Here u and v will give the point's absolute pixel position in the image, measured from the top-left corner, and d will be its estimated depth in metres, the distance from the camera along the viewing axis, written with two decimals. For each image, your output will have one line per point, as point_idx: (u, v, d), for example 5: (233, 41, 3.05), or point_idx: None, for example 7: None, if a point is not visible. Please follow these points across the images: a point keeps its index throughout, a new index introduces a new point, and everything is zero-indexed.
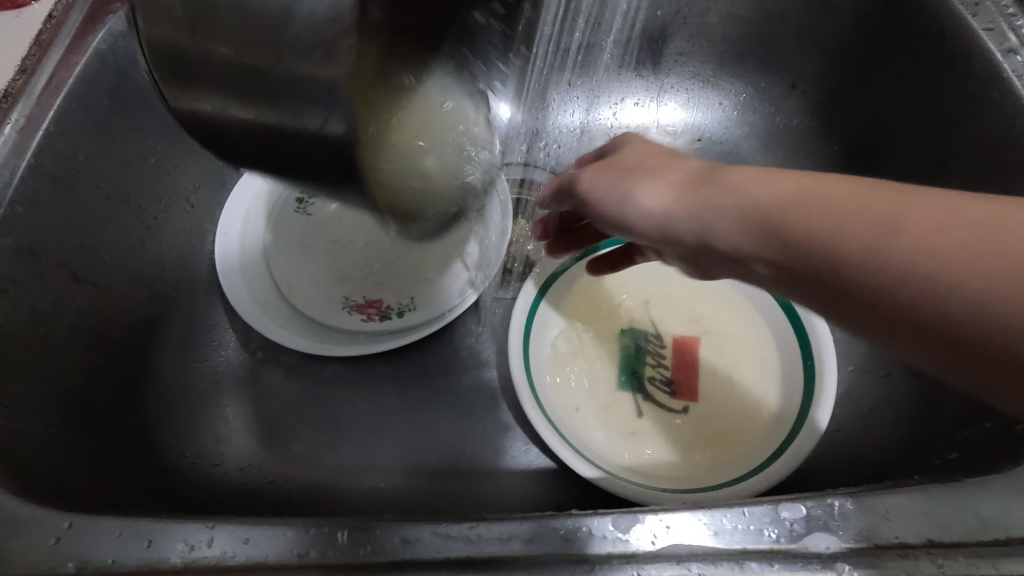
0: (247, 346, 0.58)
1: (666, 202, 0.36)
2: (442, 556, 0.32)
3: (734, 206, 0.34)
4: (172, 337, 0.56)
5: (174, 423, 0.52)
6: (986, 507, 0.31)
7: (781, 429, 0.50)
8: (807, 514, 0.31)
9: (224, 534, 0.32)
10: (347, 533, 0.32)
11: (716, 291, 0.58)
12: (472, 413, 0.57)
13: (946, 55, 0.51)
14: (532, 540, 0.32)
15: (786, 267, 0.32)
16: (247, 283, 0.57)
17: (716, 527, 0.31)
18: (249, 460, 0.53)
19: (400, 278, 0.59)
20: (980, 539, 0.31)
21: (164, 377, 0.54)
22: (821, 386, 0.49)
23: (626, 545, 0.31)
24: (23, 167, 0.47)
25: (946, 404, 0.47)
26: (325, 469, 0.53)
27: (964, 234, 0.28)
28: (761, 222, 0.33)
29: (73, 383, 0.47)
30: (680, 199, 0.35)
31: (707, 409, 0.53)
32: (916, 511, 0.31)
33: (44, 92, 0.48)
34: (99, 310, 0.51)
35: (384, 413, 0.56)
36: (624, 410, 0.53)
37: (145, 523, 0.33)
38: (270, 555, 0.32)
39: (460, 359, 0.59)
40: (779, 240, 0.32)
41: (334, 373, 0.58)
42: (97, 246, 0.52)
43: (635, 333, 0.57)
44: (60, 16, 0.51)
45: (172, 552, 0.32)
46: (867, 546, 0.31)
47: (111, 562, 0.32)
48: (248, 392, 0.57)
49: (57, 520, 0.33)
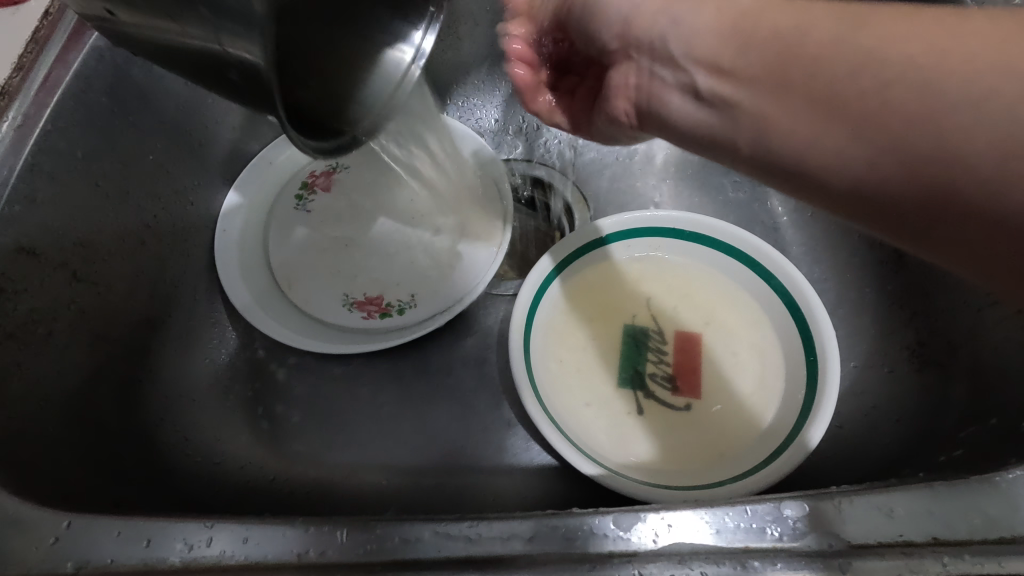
0: (247, 345, 0.58)
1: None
2: (442, 555, 0.32)
3: (866, 63, 0.30)
4: (172, 335, 0.56)
5: (174, 421, 0.52)
6: (991, 505, 0.31)
7: (785, 426, 0.49)
8: (810, 512, 0.31)
9: (223, 534, 0.32)
10: (346, 532, 0.32)
11: (717, 285, 0.58)
12: (473, 411, 0.56)
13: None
14: (532, 539, 0.32)
15: (731, 70, 0.34)
16: (247, 281, 0.57)
17: (718, 525, 0.31)
18: (249, 459, 0.53)
19: (400, 274, 0.58)
20: (986, 538, 0.30)
21: (164, 375, 0.54)
22: (824, 380, 0.48)
23: (627, 543, 0.31)
24: (22, 167, 0.46)
25: (951, 401, 0.46)
26: (326, 467, 0.53)
27: (954, 99, 0.28)
28: (733, 24, 0.34)
29: (73, 382, 0.47)
30: (712, 30, 0.35)
31: (710, 406, 0.53)
32: (920, 509, 0.31)
33: (41, 90, 0.48)
34: (98, 309, 0.50)
35: (385, 411, 0.56)
36: (626, 408, 0.53)
37: (143, 522, 0.33)
38: (270, 555, 0.32)
39: (461, 356, 0.59)
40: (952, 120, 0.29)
41: (335, 371, 0.58)
42: (95, 245, 0.51)
43: (637, 330, 0.57)
44: (57, 14, 0.51)
45: (171, 552, 0.32)
46: (871, 544, 0.30)
47: (109, 561, 0.32)
48: (249, 390, 0.56)
49: (56, 520, 0.33)
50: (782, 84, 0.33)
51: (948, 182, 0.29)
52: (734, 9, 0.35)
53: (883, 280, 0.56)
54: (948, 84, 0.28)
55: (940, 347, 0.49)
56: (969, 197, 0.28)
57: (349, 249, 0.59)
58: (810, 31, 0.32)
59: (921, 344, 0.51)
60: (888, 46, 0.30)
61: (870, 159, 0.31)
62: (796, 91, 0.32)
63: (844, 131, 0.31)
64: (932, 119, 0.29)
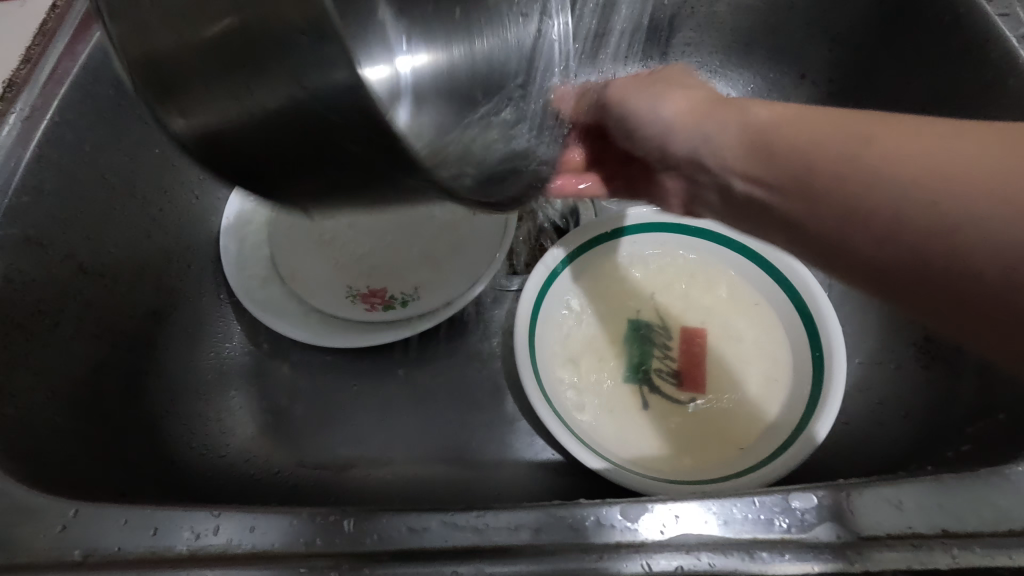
0: (252, 337, 0.58)
1: (676, 112, 0.40)
2: (448, 545, 0.32)
3: (852, 156, 0.33)
4: (178, 328, 0.56)
5: (179, 414, 0.52)
6: (1000, 498, 0.31)
7: (789, 421, 0.49)
8: (818, 504, 0.31)
9: (230, 522, 0.32)
10: (353, 522, 0.32)
11: (722, 280, 0.58)
12: (478, 405, 0.56)
13: (958, 42, 0.51)
14: (539, 530, 0.32)
15: (759, 177, 0.37)
16: (252, 274, 0.57)
17: (725, 516, 0.31)
18: (253, 451, 0.53)
19: (406, 268, 0.59)
20: (996, 530, 0.30)
21: (169, 368, 0.54)
22: (830, 376, 0.48)
23: (634, 534, 0.31)
24: (30, 157, 0.47)
25: (959, 395, 0.46)
26: (330, 460, 0.53)
27: (953, 183, 0.30)
28: (750, 136, 0.37)
29: (79, 372, 0.47)
30: (690, 111, 0.40)
31: (714, 401, 0.53)
32: (928, 501, 0.31)
33: (49, 82, 0.48)
34: (103, 300, 0.50)
35: (389, 404, 0.56)
36: (630, 402, 0.53)
37: (149, 511, 0.33)
38: (276, 543, 0.32)
39: (465, 350, 0.59)
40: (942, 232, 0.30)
41: (339, 364, 0.58)
42: (102, 236, 0.52)
43: (642, 325, 0.57)
44: (65, 7, 0.51)
45: (178, 540, 0.32)
46: (879, 536, 0.30)
47: (117, 549, 0.32)
48: (254, 383, 0.56)
49: (63, 508, 0.33)
50: (802, 192, 0.35)
51: (956, 276, 0.30)
52: (751, 124, 0.37)
53: None
54: (915, 191, 0.30)
55: (947, 343, 0.49)
56: (971, 258, 0.29)
57: (356, 243, 0.60)
58: (811, 144, 0.34)
59: (927, 339, 0.51)
60: (855, 143, 0.33)
61: (870, 248, 0.33)
62: (818, 193, 0.34)
63: (863, 247, 0.33)
64: (903, 226, 0.31)
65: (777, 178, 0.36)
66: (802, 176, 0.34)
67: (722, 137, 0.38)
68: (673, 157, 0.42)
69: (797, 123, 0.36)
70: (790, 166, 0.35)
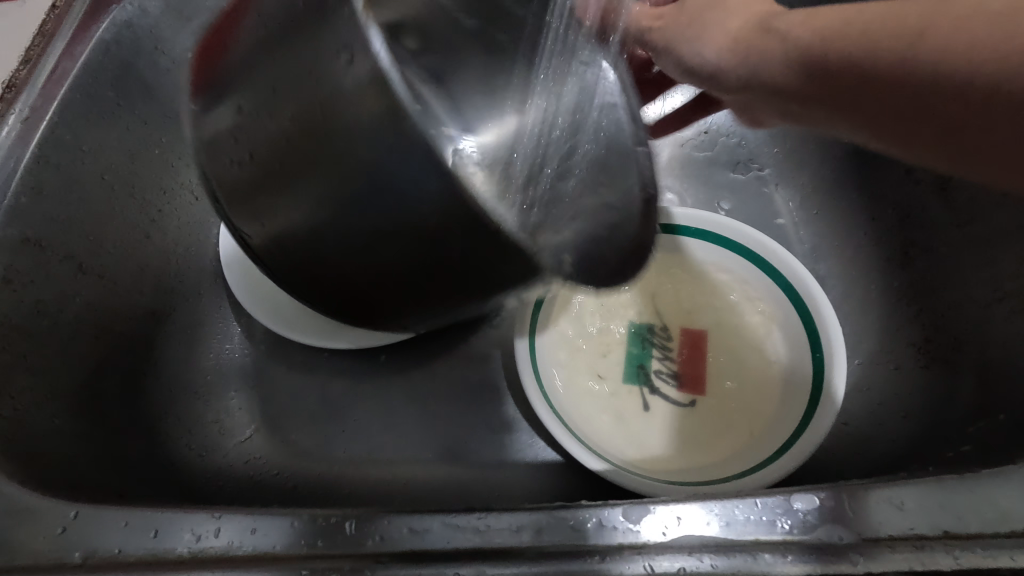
0: (251, 338, 0.58)
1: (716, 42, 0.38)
2: (449, 547, 0.31)
3: (871, 45, 0.32)
4: (177, 329, 0.55)
5: (179, 415, 0.52)
6: (1001, 498, 0.31)
7: (789, 420, 0.49)
8: (820, 505, 0.31)
9: (231, 524, 0.32)
10: (355, 524, 0.32)
11: (722, 282, 0.58)
12: (478, 406, 0.56)
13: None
14: (541, 532, 0.31)
15: (817, 94, 0.35)
16: (251, 274, 0.57)
17: (727, 518, 0.31)
18: (253, 452, 0.53)
19: None
20: (996, 531, 0.30)
21: (169, 369, 0.54)
22: (829, 376, 0.48)
23: (636, 535, 0.31)
24: (28, 157, 0.46)
25: (958, 397, 0.46)
26: (330, 462, 0.53)
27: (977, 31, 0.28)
28: (794, 56, 0.35)
29: (78, 373, 0.47)
30: (731, 47, 0.38)
31: (714, 403, 0.53)
32: (929, 502, 0.31)
33: (48, 83, 0.48)
34: (102, 301, 0.50)
35: (388, 405, 0.56)
36: (631, 404, 0.53)
37: (150, 513, 0.33)
38: (277, 544, 0.32)
39: (464, 351, 0.59)
40: (977, 95, 0.29)
41: (339, 365, 0.58)
42: (100, 237, 0.51)
43: (642, 327, 0.57)
44: (65, 7, 0.51)
45: (179, 542, 0.32)
46: (881, 537, 0.30)
47: (117, 551, 0.32)
48: (253, 384, 0.56)
49: (63, 510, 0.33)
50: (830, 89, 0.34)
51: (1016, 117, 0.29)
52: (793, 36, 0.35)
53: (888, 278, 0.55)
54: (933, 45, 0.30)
55: (946, 344, 0.49)
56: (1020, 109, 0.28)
57: None
58: (866, 34, 0.32)
59: (927, 340, 0.51)
60: (884, 23, 0.31)
61: (912, 109, 0.31)
62: (852, 89, 0.33)
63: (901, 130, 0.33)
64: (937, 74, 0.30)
65: (802, 84, 0.35)
66: (827, 76, 0.34)
67: (756, 57, 0.37)
68: (721, 84, 0.40)
69: (811, 26, 0.34)
70: (816, 63, 0.34)
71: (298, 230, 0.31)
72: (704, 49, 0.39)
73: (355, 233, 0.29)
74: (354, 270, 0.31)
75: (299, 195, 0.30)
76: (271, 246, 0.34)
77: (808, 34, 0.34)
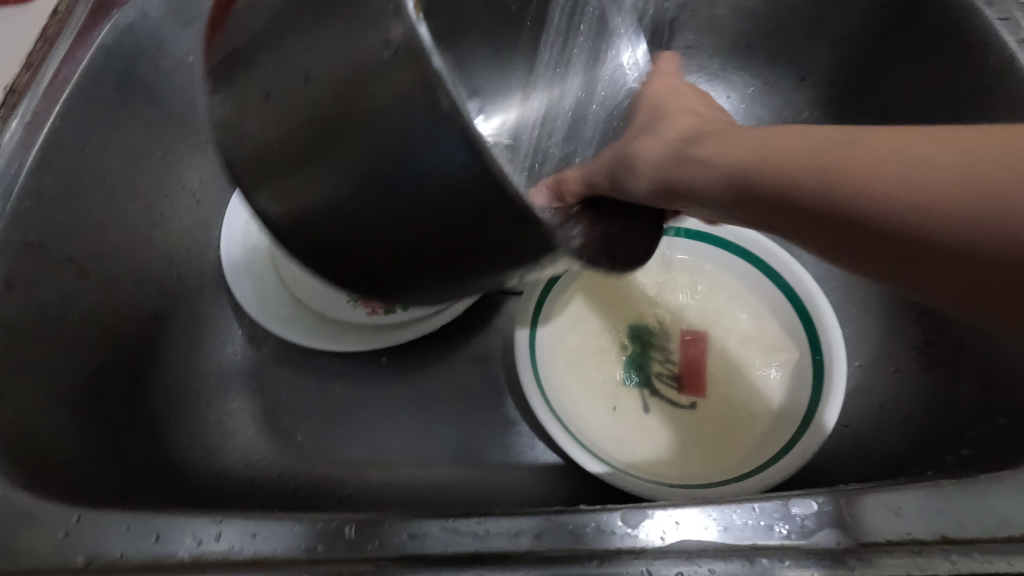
0: (253, 341, 0.58)
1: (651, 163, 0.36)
2: (449, 551, 0.32)
3: (892, 197, 0.26)
4: (180, 332, 0.56)
5: (180, 418, 0.52)
6: (999, 503, 0.31)
7: (790, 423, 0.50)
8: (818, 510, 0.31)
9: (232, 529, 0.32)
10: (355, 528, 0.32)
11: (722, 285, 0.58)
12: (478, 408, 0.56)
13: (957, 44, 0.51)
14: (540, 536, 0.32)
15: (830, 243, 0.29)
16: (253, 278, 0.57)
17: (725, 522, 0.31)
18: (255, 454, 0.53)
19: None
20: (995, 536, 0.30)
21: (171, 372, 0.54)
22: (830, 381, 0.48)
23: (634, 540, 0.31)
24: (30, 162, 0.47)
25: (959, 400, 0.46)
26: (332, 464, 0.53)
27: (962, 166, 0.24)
28: (737, 188, 0.32)
29: (80, 377, 0.47)
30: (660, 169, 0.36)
31: (714, 405, 0.53)
32: (927, 507, 0.31)
33: (50, 88, 0.48)
34: (105, 305, 0.51)
35: (389, 407, 0.56)
36: (631, 406, 0.53)
37: (151, 518, 0.33)
38: (278, 549, 0.32)
39: (466, 354, 0.59)
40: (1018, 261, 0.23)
41: (340, 368, 0.58)
42: (102, 240, 0.52)
43: (642, 329, 0.57)
44: (66, 11, 0.51)
45: (180, 547, 0.32)
46: (880, 542, 0.30)
47: (119, 555, 0.32)
48: (255, 387, 0.57)
49: (64, 515, 0.33)
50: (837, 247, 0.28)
51: None
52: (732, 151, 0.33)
53: None
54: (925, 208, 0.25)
55: (947, 347, 0.49)
56: None
57: None
58: (819, 172, 0.28)
59: (928, 343, 0.51)
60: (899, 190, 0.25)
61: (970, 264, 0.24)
62: (841, 213, 0.27)
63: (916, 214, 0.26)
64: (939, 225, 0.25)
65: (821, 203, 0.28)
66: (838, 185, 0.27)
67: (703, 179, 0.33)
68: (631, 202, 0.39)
69: (793, 163, 0.29)
70: (844, 244, 0.28)
71: (325, 202, 0.30)
72: (658, 140, 0.38)
73: (390, 203, 0.28)
74: (384, 245, 0.30)
75: (331, 165, 0.28)
76: (295, 221, 0.32)
77: (741, 160, 0.32)
